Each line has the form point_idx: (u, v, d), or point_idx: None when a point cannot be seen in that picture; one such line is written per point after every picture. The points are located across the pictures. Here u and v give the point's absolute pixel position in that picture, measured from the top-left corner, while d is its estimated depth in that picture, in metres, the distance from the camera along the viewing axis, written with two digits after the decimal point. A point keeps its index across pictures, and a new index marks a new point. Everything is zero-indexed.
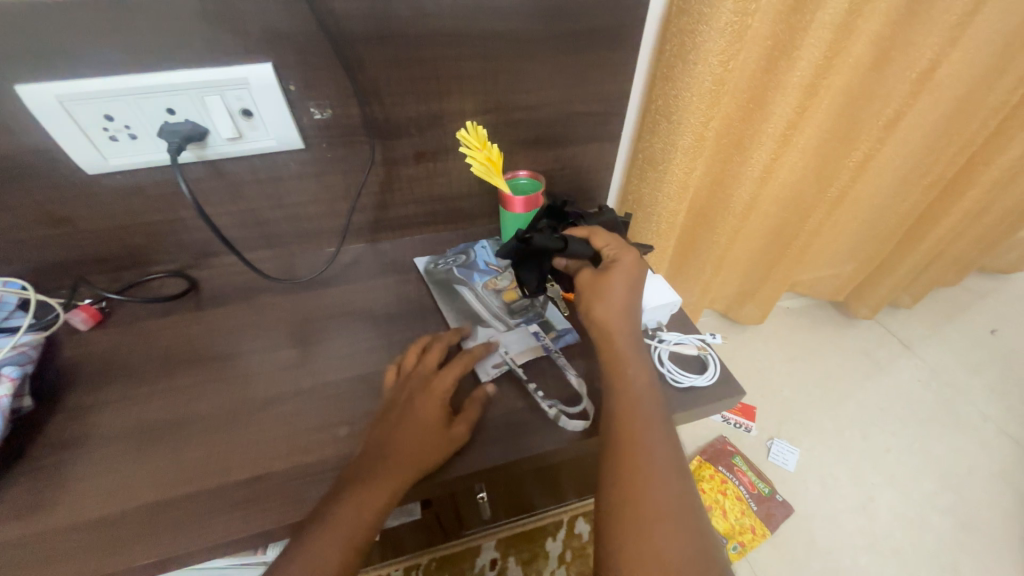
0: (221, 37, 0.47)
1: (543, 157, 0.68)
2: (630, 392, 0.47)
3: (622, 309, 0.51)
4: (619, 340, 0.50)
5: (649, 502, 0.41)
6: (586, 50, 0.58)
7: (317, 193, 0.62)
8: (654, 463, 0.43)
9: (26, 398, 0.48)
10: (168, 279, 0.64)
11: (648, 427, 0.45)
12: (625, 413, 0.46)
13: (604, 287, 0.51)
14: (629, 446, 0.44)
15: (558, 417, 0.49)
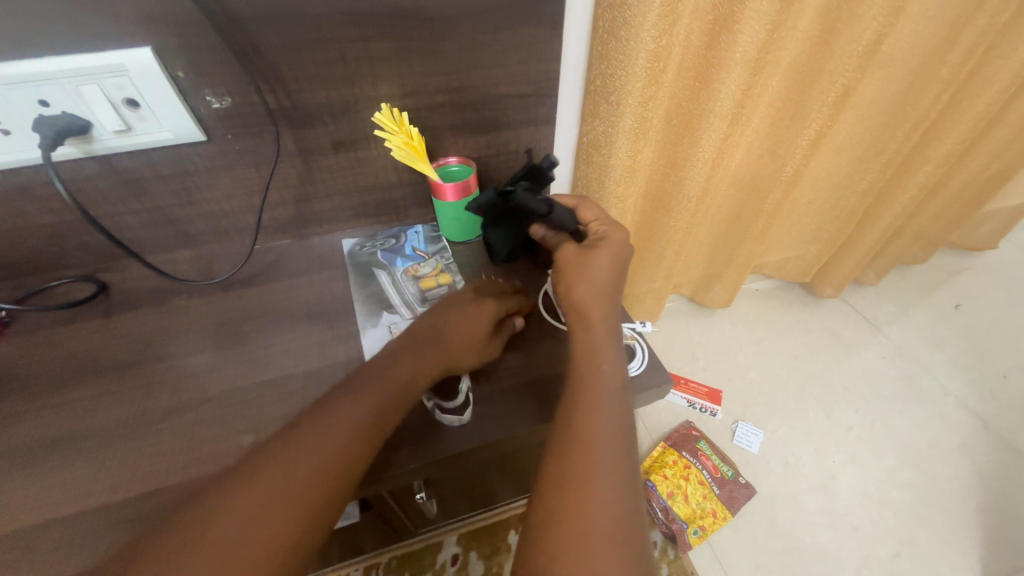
0: (88, 20, 0.43)
1: (474, 143, 0.65)
2: (595, 377, 0.43)
3: (605, 291, 0.48)
4: (597, 321, 0.47)
5: (596, 498, 0.37)
6: (505, 27, 0.55)
7: (231, 188, 0.58)
8: (607, 454, 0.39)
9: None
10: (76, 284, 0.60)
11: (606, 415, 0.41)
12: (587, 397, 0.42)
13: (591, 266, 0.49)
14: (583, 433, 0.40)
15: (432, 409, 0.48)
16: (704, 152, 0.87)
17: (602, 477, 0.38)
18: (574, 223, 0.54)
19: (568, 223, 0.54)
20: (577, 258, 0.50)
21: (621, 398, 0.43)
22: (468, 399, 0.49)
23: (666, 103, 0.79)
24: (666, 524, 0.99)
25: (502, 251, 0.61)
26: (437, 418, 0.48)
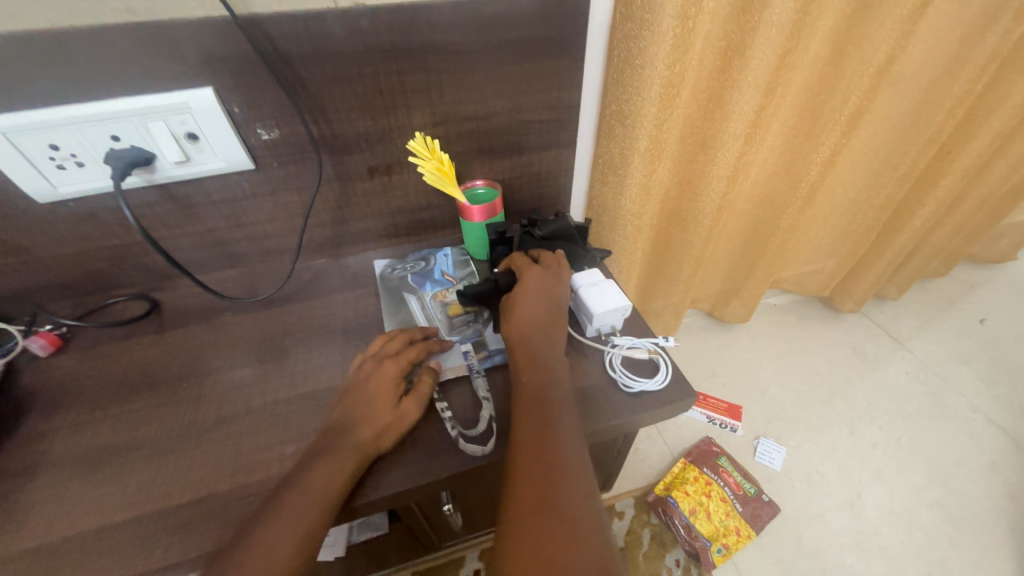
0: (160, 63, 0.47)
1: (499, 166, 0.69)
2: (541, 390, 0.47)
3: (535, 317, 0.52)
4: (534, 343, 0.51)
5: (555, 494, 0.41)
6: (530, 59, 0.59)
7: (273, 211, 0.63)
8: (562, 454, 0.43)
9: None
10: (130, 302, 0.64)
11: (558, 420, 0.46)
12: (536, 411, 0.46)
13: (513, 303, 0.53)
14: (536, 442, 0.44)
15: (457, 438, 0.48)
16: (718, 172, 0.89)
17: (560, 473, 0.42)
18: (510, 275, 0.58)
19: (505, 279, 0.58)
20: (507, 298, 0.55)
21: (569, 405, 0.47)
22: (492, 427, 0.49)
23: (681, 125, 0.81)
24: (689, 542, 0.97)
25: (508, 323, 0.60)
26: (460, 447, 0.48)
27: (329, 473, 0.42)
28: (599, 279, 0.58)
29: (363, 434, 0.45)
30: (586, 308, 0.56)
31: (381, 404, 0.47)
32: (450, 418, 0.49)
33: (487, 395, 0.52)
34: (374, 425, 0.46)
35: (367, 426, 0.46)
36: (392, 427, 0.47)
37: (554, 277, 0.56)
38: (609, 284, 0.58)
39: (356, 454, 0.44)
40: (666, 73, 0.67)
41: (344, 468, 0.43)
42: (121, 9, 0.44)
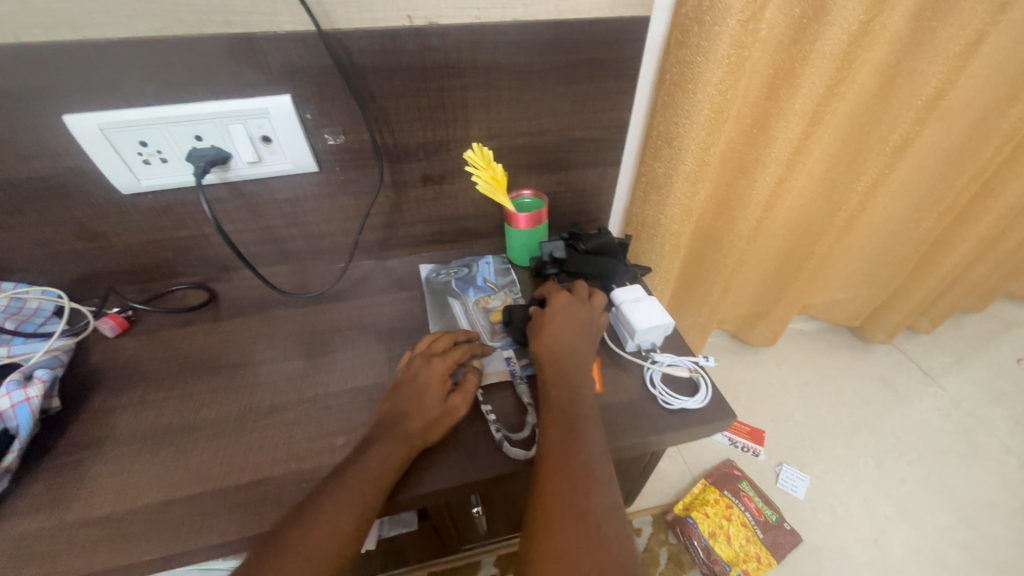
0: (246, 71, 0.50)
1: (546, 180, 0.71)
2: (568, 400, 0.49)
3: (562, 338, 0.54)
4: (560, 359, 0.52)
5: (580, 502, 0.42)
6: (587, 80, 0.60)
7: (330, 212, 0.66)
8: (589, 464, 0.44)
9: (55, 399, 0.51)
10: (190, 290, 0.68)
11: (585, 430, 0.47)
12: (563, 420, 0.47)
13: (540, 325, 0.55)
14: (563, 450, 0.45)
15: (501, 442, 0.49)
16: (756, 196, 0.89)
17: (585, 482, 0.43)
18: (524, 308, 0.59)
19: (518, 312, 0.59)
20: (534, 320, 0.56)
21: (596, 417, 0.48)
22: (535, 433, 0.51)
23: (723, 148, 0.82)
24: (707, 564, 0.96)
25: None
26: (503, 451, 0.49)
27: (382, 463, 0.44)
28: (642, 295, 0.59)
29: (413, 429, 0.47)
30: (628, 324, 0.57)
31: (430, 396, 0.49)
32: (494, 421, 0.51)
33: (530, 401, 0.53)
34: (424, 419, 0.48)
35: (418, 422, 0.48)
36: (439, 423, 0.49)
37: (580, 299, 0.58)
38: (652, 301, 0.58)
39: (407, 447, 0.46)
40: (716, 98, 0.66)
41: (396, 461, 0.45)
42: (218, 21, 0.47)
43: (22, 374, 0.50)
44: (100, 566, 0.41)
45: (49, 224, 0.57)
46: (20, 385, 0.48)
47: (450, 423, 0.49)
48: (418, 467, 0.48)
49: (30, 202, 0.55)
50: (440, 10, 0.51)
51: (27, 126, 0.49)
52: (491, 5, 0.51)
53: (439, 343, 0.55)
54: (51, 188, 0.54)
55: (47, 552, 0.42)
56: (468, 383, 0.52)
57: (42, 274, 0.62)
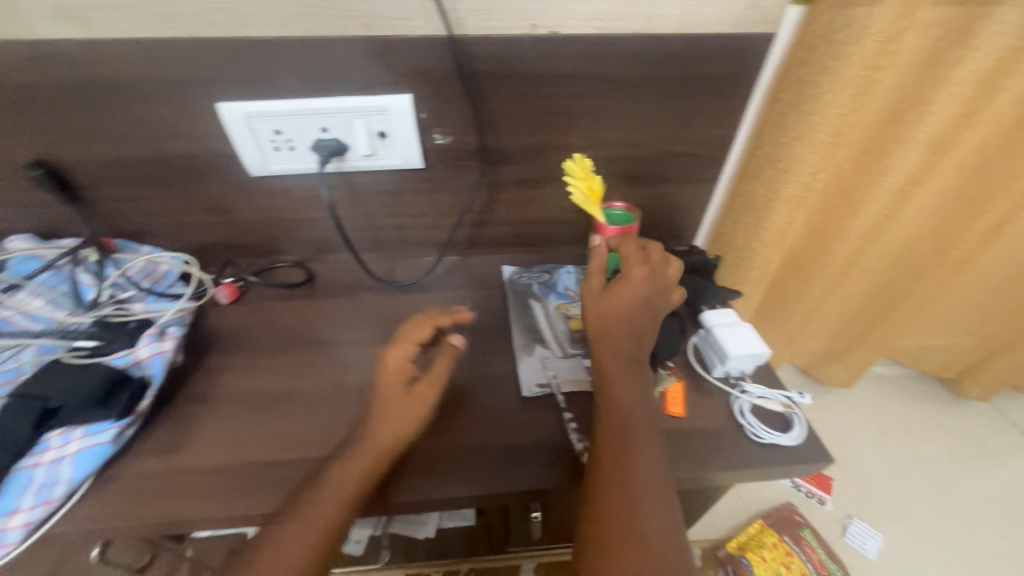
0: (375, 71, 0.54)
1: (638, 193, 0.70)
2: (625, 417, 0.46)
3: (617, 334, 0.49)
4: (613, 366, 0.48)
5: (639, 526, 0.41)
6: (699, 95, 0.59)
7: (426, 207, 0.68)
8: (647, 488, 0.43)
9: (181, 354, 0.56)
10: (289, 269, 0.73)
11: (639, 449, 0.44)
12: (619, 430, 0.45)
13: (609, 301, 0.49)
14: (622, 471, 0.43)
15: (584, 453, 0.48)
16: (859, 227, 0.84)
17: (646, 506, 0.42)
18: None
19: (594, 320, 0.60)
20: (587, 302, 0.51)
21: (656, 437, 0.46)
22: None
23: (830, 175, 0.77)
24: None
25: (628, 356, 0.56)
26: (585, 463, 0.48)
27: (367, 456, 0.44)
28: (735, 321, 0.57)
29: (384, 426, 0.45)
30: (719, 348, 0.55)
31: (391, 382, 0.47)
32: (575, 432, 0.50)
33: None
34: (400, 413, 0.45)
35: (389, 423, 0.45)
36: (405, 414, 0.45)
37: (659, 281, 0.51)
38: (746, 328, 0.56)
39: (379, 445, 0.44)
40: (838, 120, 0.65)
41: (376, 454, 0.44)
42: (361, 25, 0.50)
43: (160, 328, 0.56)
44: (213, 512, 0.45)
45: (187, 196, 0.64)
46: (158, 339, 0.55)
47: (422, 416, 0.46)
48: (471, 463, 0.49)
49: (176, 176, 0.61)
50: (564, 21, 0.52)
51: (186, 110, 0.55)
52: (614, 17, 0.52)
53: (411, 325, 0.51)
54: (194, 166, 0.60)
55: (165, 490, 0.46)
56: (438, 369, 0.48)
57: (173, 240, 0.69)
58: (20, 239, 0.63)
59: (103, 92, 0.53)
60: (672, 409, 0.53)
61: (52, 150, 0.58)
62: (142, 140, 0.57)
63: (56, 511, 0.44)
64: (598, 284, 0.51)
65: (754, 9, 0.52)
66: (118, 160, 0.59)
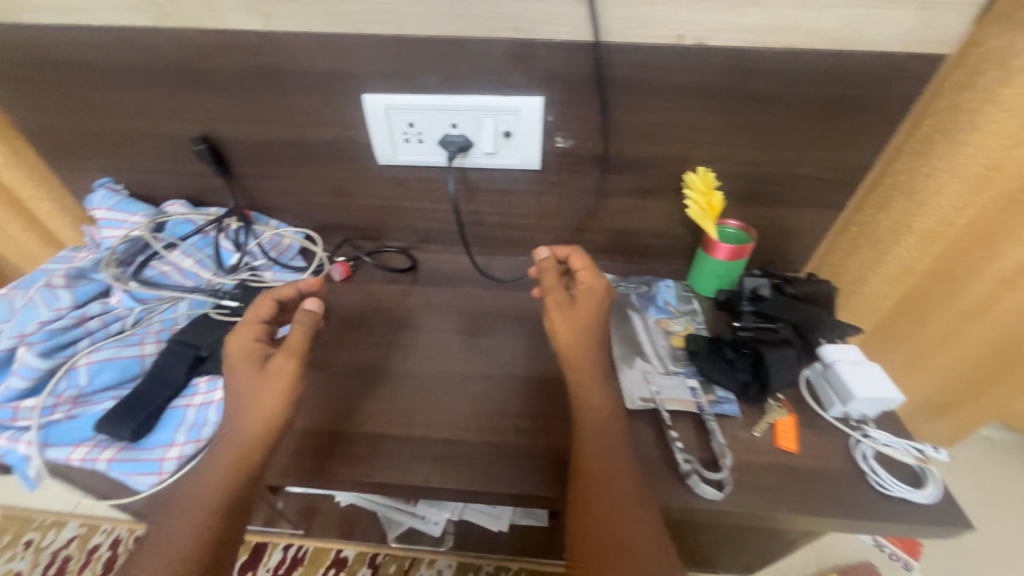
0: (513, 73, 0.55)
1: (755, 213, 0.66)
2: (600, 421, 0.49)
3: (583, 334, 0.53)
4: (581, 372, 0.52)
5: (615, 522, 0.45)
6: (845, 116, 0.55)
7: (533, 208, 0.69)
8: (626, 491, 0.46)
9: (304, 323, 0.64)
10: (394, 254, 0.76)
11: (612, 454, 0.47)
12: (593, 442, 0.48)
13: (570, 317, 0.54)
14: (595, 464, 0.47)
15: (690, 475, 0.47)
16: (994, 271, 0.76)
17: (621, 504, 0.45)
18: (695, 339, 0.59)
19: (692, 342, 0.59)
20: (553, 312, 0.54)
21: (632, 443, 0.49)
22: (729, 477, 0.47)
23: (976, 212, 0.69)
24: None
25: (732, 384, 0.55)
26: (690, 485, 0.47)
27: (252, 412, 0.46)
28: (862, 360, 0.53)
29: (265, 394, 0.47)
30: (842, 387, 0.52)
31: (241, 361, 0.49)
32: (681, 451, 0.49)
33: (722, 441, 0.50)
34: (275, 381, 0.47)
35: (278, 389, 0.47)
36: (280, 382, 0.47)
37: (604, 297, 0.56)
38: (875, 369, 0.52)
39: (260, 410, 0.46)
40: (998, 154, 0.59)
41: (244, 409, 0.47)
42: (510, 28, 0.52)
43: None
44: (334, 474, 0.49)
45: (319, 179, 0.69)
46: None
47: (290, 386, 0.48)
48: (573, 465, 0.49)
49: (312, 160, 0.66)
50: (714, 33, 0.50)
51: (335, 100, 0.60)
52: (768, 31, 0.50)
53: (244, 317, 0.52)
54: (331, 151, 0.65)
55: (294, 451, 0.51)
56: (296, 339, 0.49)
57: (297, 218, 0.75)
58: (178, 205, 0.72)
59: (268, 79, 0.58)
60: (784, 443, 0.50)
61: (214, 128, 0.64)
62: (291, 125, 0.63)
63: (200, 450, 0.49)
64: (559, 299, 0.55)
65: (930, 27, 0.48)
66: (266, 141, 0.65)
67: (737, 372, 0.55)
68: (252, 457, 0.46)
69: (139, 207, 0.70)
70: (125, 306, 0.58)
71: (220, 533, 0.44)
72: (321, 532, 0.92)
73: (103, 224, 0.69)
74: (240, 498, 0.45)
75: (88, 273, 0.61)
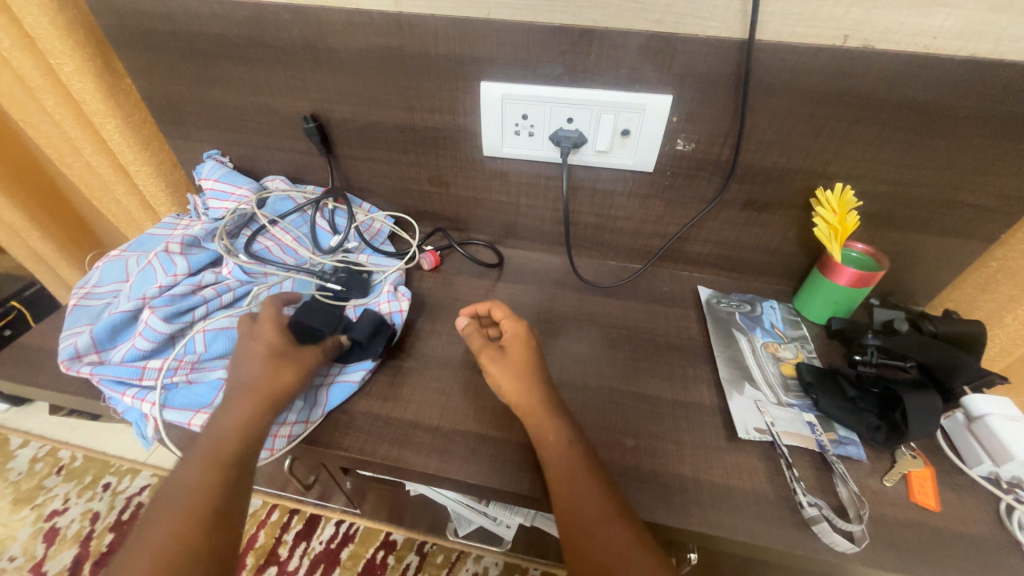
0: (646, 69, 0.52)
1: (886, 238, 0.60)
2: (558, 448, 0.44)
3: (525, 376, 0.49)
4: (530, 408, 0.47)
5: (607, 551, 0.40)
6: (1022, 139, 0.49)
7: (634, 211, 0.65)
8: (618, 517, 0.42)
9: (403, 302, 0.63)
10: (482, 248, 0.75)
11: (581, 474, 0.43)
12: (560, 466, 0.44)
13: (503, 366, 0.50)
14: (570, 483, 0.43)
15: (817, 520, 0.43)
16: None
17: (606, 532, 0.41)
18: (809, 371, 0.54)
19: (805, 373, 0.54)
20: (490, 366, 0.50)
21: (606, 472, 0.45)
22: (864, 530, 0.43)
23: None
24: None
25: (855, 423, 0.50)
26: (817, 532, 0.43)
27: (250, 388, 0.47)
28: (1019, 415, 0.47)
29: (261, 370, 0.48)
30: (994, 445, 0.46)
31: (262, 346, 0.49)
32: (806, 494, 0.45)
33: (852, 488, 0.45)
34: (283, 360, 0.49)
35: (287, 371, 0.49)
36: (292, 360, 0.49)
37: (532, 340, 0.52)
38: None
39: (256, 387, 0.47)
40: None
41: (243, 386, 0.47)
42: (652, 19, 0.49)
43: (394, 285, 0.63)
44: (432, 469, 0.48)
45: (419, 165, 0.68)
46: (395, 298, 0.62)
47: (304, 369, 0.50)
48: (681, 491, 0.46)
49: (416, 146, 0.66)
50: (885, 35, 0.45)
51: (452, 85, 0.58)
52: (953, 36, 0.44)
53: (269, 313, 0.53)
54: (437, 138, 0.64)
55: (395, 441, 0.50)
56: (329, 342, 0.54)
57: (390, 202, 0.74)
58: (279, 180, 0.74)
59: (389, 60, 0.58)
60: (921, 499, 0.46)
61: (325, 107, 0.64)
62: (403, 108, 0.62)
63: (308, 429, 0.51)
64: (488, 354, 0.51)
65: None
66: (374, 123, 0.65)
67: (861, 412, 0.50)
68: (253, 422, 0.45)
69: (243, 180, 0.71)
70: (235, 277, 0.60)
71: (222, 499, 0.42)
72: (376, 514, 0.93)
73: (210, 195, 0.71)
74: (235, 462, 0.44)
75: (201, 241, 0.63)
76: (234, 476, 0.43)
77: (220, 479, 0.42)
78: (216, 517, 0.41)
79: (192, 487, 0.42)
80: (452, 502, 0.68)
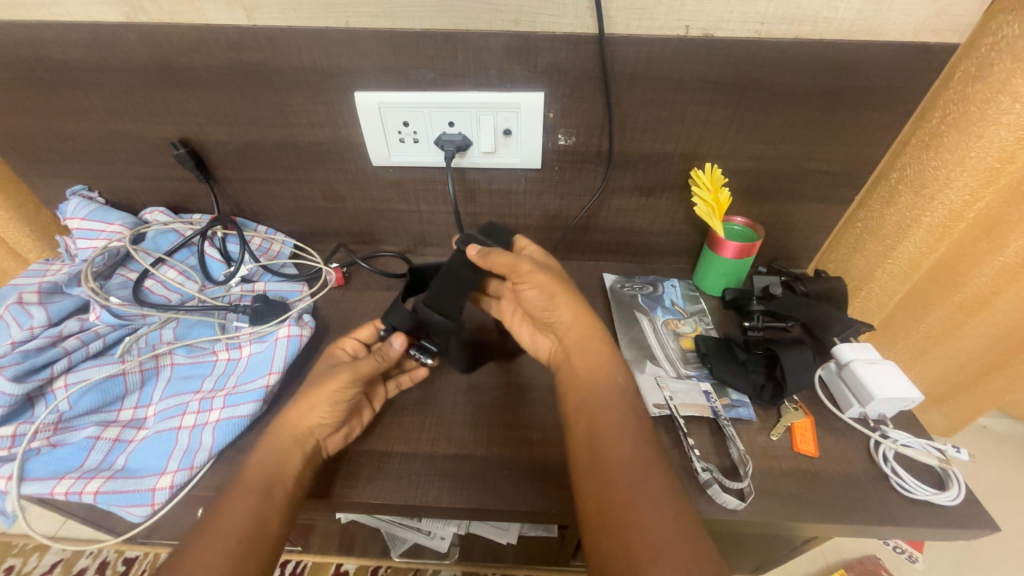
0: (514, 68, 0.53)
1: (760, 210, 0.65)
2: (598, 401, 0.46)
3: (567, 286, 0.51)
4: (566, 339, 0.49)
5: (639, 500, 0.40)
6: (850, 110, 0.54)
7: (533, 208, 0.66)
8: (654, 489, 0.40)
9: (305, 319, 0.60)
10: (391, 259, 0.73)
11: (626, 428, 0.44)
12: (608, 417, 0.45)
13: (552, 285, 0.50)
14: (622, 429, 0.44)
15: (710, 483, 0.45)
16: (997, 262, 0.68)
17: (641, 486, 0.40)
18: (705, 343, 0.57)
19: (702, 344, 0.57)
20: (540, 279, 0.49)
21: (643, 428, 0.44)
22: (751, 486, 0.46)
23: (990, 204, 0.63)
24: None
25: (742, 387, 0.53)
26: (710, 494, 0.45)
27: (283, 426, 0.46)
28: (878, 358, 0.52)
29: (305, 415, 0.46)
30: (860, 388, 0.51)
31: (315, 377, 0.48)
32: (700, 459, 0.47)
33: (741, 447, 0.48)
34: (318, 399, 0.46)
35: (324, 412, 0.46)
36: (325, 401, 0.46)
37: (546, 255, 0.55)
38: (891, 366, 0.51)
39: (291, 426, 0.46)
40: (1011, 145, 0.54)
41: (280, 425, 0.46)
42: (509, 19, 0.50)
43: (298, 312, 0.59)
44: (337, 496, 0.47)
45: (309, 181, 0.66)
46: (298, 323, 0.57)
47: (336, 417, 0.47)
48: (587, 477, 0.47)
49: (302, 162, 0.63)
50: (720, 23, 0.48)
51: (326, 97, 0.56)
52: (777, 21, 0.48)
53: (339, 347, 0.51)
54: (322, 153, 0.62)
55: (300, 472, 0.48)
56: (364, 368, 0.46)
57: (287, 222, 0.71)
58: (158, 212, 0.68)
59: (253, 76, 0.55)
60: (803, 448, 0.49)
61: (194, 130, 0.61)
62: (280, 125, 0.59)
63: (194, 477, 0.47)
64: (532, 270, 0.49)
65: (942, 15, 0.47)
66: (253, 142, 0.62)
67: (747, 373, 0.54)
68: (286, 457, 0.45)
69: (115, 216, 0.65)
70: (105, 322, 0.55)
71: (249, 529, 0.41)
72: (319, 548, 0.89)
73: (78, 234, 0.65)
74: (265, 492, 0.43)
75: (63, 287, 0.58)
76: (259, 505, 0.42)
77: (247, 514, 0.41)
78: (253, 547, 0.40)
79: (217, 521, 0.40)
80: (386, 522, 0.69)
